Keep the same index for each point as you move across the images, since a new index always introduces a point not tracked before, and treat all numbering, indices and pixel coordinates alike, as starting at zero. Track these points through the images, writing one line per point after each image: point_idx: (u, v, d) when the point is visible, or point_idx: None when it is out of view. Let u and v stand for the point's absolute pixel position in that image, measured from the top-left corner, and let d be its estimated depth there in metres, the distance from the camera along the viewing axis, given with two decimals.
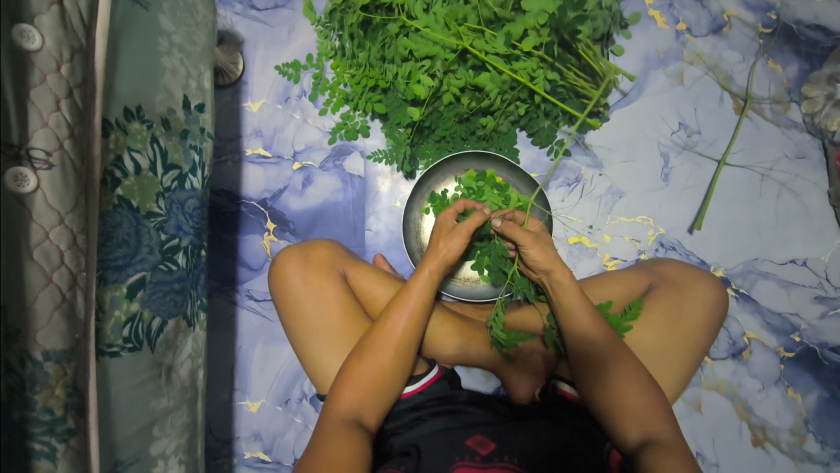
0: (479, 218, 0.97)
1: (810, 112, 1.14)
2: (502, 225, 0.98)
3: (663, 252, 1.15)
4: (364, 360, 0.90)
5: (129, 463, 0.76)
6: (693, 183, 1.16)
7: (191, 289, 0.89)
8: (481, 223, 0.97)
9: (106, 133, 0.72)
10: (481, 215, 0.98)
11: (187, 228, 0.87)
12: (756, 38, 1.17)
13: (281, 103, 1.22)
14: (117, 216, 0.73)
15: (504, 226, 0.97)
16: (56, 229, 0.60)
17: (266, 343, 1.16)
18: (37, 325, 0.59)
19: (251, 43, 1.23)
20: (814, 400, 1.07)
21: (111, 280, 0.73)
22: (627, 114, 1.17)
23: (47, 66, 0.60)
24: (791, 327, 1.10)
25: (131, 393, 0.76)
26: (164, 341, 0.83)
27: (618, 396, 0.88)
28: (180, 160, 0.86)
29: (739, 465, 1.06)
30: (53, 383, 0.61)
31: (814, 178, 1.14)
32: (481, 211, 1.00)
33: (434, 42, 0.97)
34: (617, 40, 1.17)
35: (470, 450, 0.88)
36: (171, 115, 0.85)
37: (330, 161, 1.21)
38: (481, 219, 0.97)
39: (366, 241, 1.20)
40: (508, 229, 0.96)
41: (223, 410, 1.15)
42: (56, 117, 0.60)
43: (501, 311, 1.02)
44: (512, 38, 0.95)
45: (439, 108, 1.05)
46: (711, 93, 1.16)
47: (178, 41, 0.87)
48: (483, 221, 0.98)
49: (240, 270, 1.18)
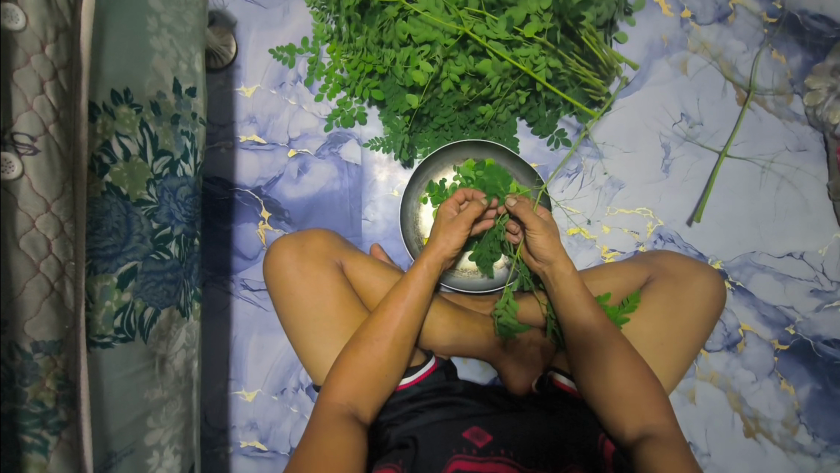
0: (477, 208, 0.96)
1: (812, 104, 1.14)
2: (515, 205, 0.96)
3: (661, 244, 1.14)
4: (360, 352, 0.89)
5: (124, 454, 0.75)
6: (694, 175, 1.15)
7: (185, 278, 0.87)
8: (478, 213, 0.96)
9: (93, 117, 0.69)
10: (480, 207, 0.97)
11: (180, 217, 0.85)
12: (761, 28, 1.15)
13: (275, 88, 1.19)
14: (105, 203, 0.71)
15: (519, 206, 0.95)
16: (43, 217, 0.58)
17: (261, 332, 1.15)
18: (25, 315, 0.57)
19: (244, 25, 1.19)
20: (806, 392, 1.09)
21: (101, 269, 0.71)
22: (630, 103, 1.15)
23: (31, 47, 0.57)
24: (786, 320, 1.10)
25: (124, 384, 0.75)
26: (158, 332, 0.81)
27: (616, 389, 0.88)
28: (172, 146, 0.83)
29: (731, 454, 1.08)
30: (43, 375, 0.59)
31: (813, 172, 1.13)
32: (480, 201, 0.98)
33: (433, 26, 0.94)
34: (621, 28, 1.15)
35: (466, 442, 0.89)
36: (162, 99, 0.81)
37: (326, 148, 1.18)
38: (478, 209, 0.96)
39: (363, 231, 1.18)
40: (522, 210, 0.94)
41: (218, 399, 1.14)
42: (40, 100, 0.57)
43: (510, 298, 1.01)
44: (514, 23, 0.93)
45: (439, 95, 1.02)
46: (715, 83, 1.15)
47: (168, 22, 0.83)
48: (481, 209, 0.97)
49: (234, 259, 1.16)
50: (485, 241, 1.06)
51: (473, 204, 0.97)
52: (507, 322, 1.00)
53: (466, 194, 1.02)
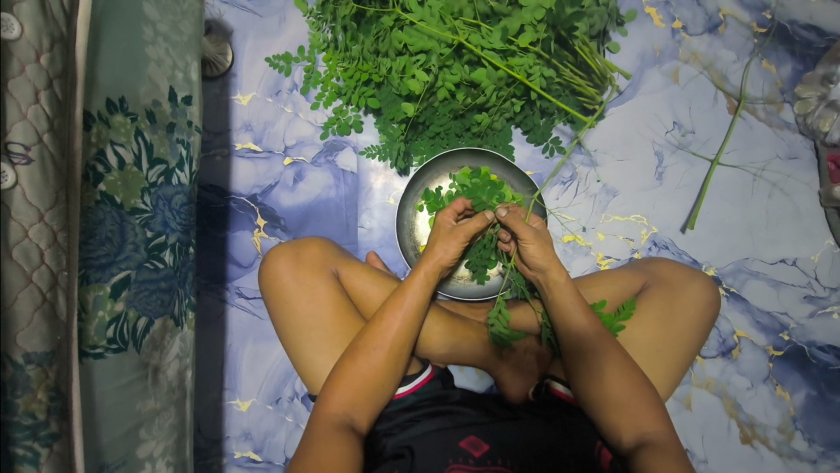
0: (479, 221, 0.96)
1: (802, 112, 1.15)
2: (506, 215, 0.96)
3: (656, 251, 1.15)
4: (356, 361, 0.88)
5: (116, 466, 0.74)
6: (687, 183, 1.16)
7: (179, 287, 0.87)
8: (479, 226, 0.97)
9: (87, 126, 0.69)
10: (482, 221, 0.97)
11: (175, 224, 0.84)
12: (751, 38, 1.17)
13: (271, 96, 1.19)
14: (99, 213, 0.70)
15: (510, 217, 0.95)
16: (36, 227, 0.57)
17: (256, 341, 1.14)
18: (17, 326, 0.56)
19: (240, 34, 1.20)
20: (802, 397, 1.09)
21: (94, 279, 0.70)
22: (623, 112, 1.16)
23: (26, 56, 0.57)
24: (779, 326, 1.11)
25: (117, 395, 0.74)
26: (151, 342, 0.80)
27: (614, 397, 0.88)
28: (167, 154, 0.83)
29: (727, 461, 1.08)
30: (35, 387, 0.58)
31: (805, 179, 1.14)
32: (482, 215, 0.97)
33: (429, 36, 0.95)
34: (613, 38, 1.16)
35: (464, 452, 0.88)
36: (157, 107, 0.81)
37: (322, 156, 1.18)
38: (480, 222, 0.96)
39: (359, 239, 1.18)
40: (513, 222, 0.95)
41: (212, 409, 1.13)
42: (34, 110, 0.57)
43: (502, 307, 1.01)
44: (509, 33, 0.94)
45: (434, 103, 1.03)
46: (706, 92, 1.16)
47: (163, 30, 0.84)
48: (484, 224, 0.97)
49: (229, 268, 1.15)
50: (475, 250, 1.07)
51: (476, 216, 0.98)
52: (500, 331, 1.01)
53: (465, 204, 1.02)
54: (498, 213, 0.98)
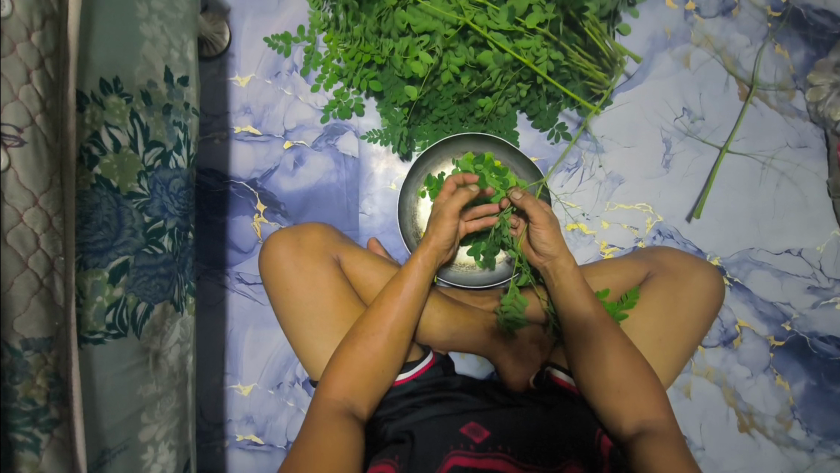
0: (465, 196, 0.94)
1: (814, 100, 1.12)
2: (520, 198, 0.93)
3: (660, 240, 1.14)
4: (357, 347, 0.88)
5: (117, 451, 0.74)
6: (694, 171, 1.14)
7: (178, 273, 0.86)
8: (465, 201, 0.95)
9: (81, 106, 0.67)
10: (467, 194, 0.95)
11: (173, 209, 0.82)
12: (765, 22, 1.13)
13: (271, 78, 1.16)
14: (95, 196, 0.68)
15: (524, 200, 0.92)
16: (30, 211, 0.56)
17: (257, 327, 1.14)
18: (14, 312, 0.55)
19: (239, 12, 1.16)
20: (801, 387, 1.09)
21: (91, 264, 0.69)
22: (632, 97, 1.14)
23: (17, 34, 0.54)
24: (782, 317, 1.11)
25: (117, 380, 0.73)
26: (152, 327, 0.79)
27: (615, 385, 0.89)
28: (163, 136, 0.80)
29: (724, 448, 1.09)
30: (34, 372, 0.57)
31: (814, 168, 1.13)
32: (468, 190, 0.96)
33: (434, 16, 0.92)
34: (624, 19, 1.13)
35: (465, 438, 0.89)
36: (153, 88, 0.79)
37: (323, 140, 1.16)
38: (464, 196, 0.94)
39: (360, 225, 1.16)
40: (528, 204, 0.92)
41: (214, 393, 1.13)
42: (26, 90, 0.55)
43: (517, 293, 1.00)
44: (516, 13, 0.92)
45: (438, 87, 1.00)
46: (718, 78, 1.14)
47: (159, 8, 0.80)
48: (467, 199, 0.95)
49: (229, 253, 1.14)
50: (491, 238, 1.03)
51: (462, 193, 0.95)
52: (516, 317, 1.00)
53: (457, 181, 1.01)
54: (512, 194, 0.94)
